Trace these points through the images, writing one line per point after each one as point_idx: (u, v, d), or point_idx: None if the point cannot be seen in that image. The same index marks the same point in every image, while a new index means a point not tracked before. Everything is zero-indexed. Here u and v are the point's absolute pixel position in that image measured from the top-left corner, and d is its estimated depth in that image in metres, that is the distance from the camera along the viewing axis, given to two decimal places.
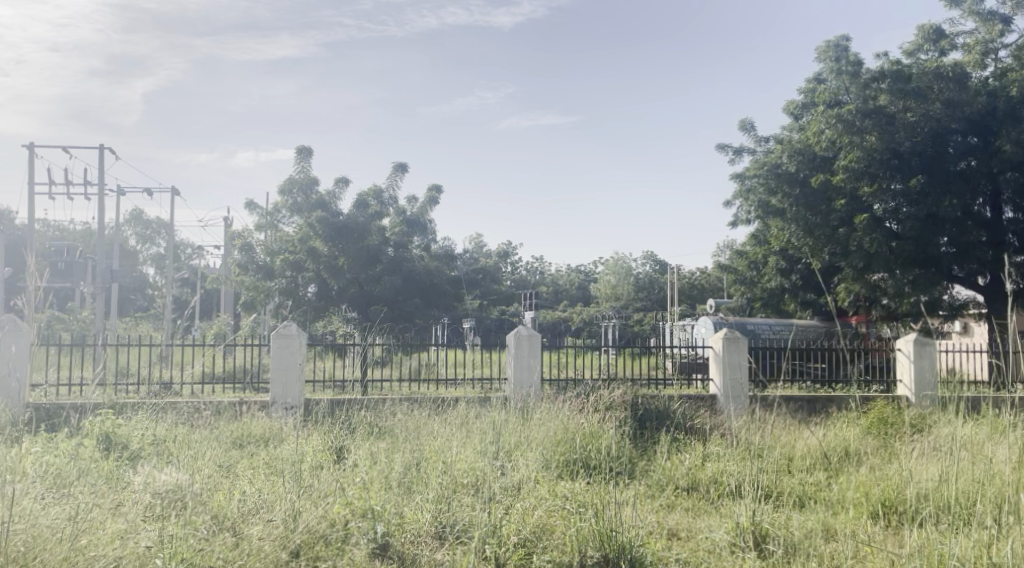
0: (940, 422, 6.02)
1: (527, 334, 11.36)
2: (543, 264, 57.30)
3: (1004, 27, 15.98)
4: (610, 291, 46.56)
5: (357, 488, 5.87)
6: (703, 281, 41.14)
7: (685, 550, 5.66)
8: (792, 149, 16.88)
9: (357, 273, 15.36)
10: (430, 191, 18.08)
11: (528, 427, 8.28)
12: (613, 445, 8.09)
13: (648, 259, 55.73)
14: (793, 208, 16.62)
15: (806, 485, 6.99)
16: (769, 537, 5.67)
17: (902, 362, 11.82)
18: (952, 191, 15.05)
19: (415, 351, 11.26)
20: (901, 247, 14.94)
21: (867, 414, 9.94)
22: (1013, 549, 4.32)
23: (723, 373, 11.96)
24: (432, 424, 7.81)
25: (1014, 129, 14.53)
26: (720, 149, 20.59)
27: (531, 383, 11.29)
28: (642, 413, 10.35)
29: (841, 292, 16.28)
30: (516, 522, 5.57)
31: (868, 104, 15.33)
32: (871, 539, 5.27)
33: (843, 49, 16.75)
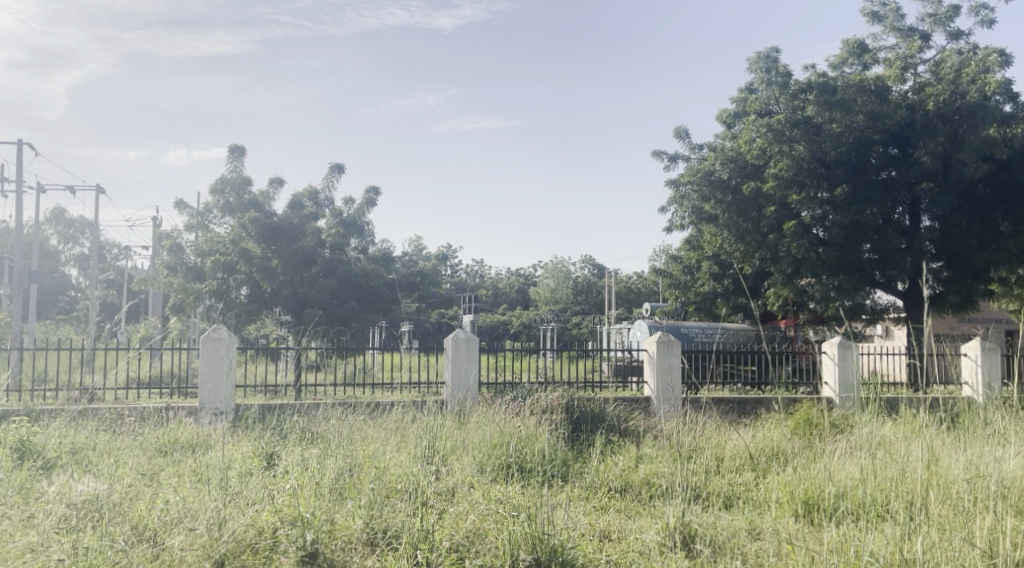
0: (860, 422, 6.24)
1: (465, 337, 11.38)
2: (483, 267, 57.47)
3: (923, 43, 16.76)
4: (549, 295, 46.85)
5: (286, 494, 5.80)
6: (640, 285, 41.78)
7: (616, 551, 5.73)
8: (724, 156, 17.14)
9: (291, 275, 15.09)
10: (367, 192, 17.91)
11: (463, 432, 8.26)
12: (548, 447, 8.16)
13: (586, 263, 56.39)
14: (725, 214, 16.97)
15: (735, 485, 7.18)
16: (696, 536, 5.79)
17: (827, 364, 12.20)
18: (874, 199, 15.59)
19: (352, 354, 11.13)
20: (827, 253, 15.48)
21: (795, 415, 10.20)
22: (925, 543, 4.50)
23: (657, 375, 12.13)
24: (366, 430, 7.76)
25: (931, 141, 15.31)
26: (656, 155, 20.99)
27: (468, 385, 11.30)
28: (577, 416, 10.44)
29: (771, 297, 16.73)
30: (448, 527, 5.57)
31: (797, 114, 15.94)
32: (793, 537, 5.43)
33: (773, 61, 17.21)
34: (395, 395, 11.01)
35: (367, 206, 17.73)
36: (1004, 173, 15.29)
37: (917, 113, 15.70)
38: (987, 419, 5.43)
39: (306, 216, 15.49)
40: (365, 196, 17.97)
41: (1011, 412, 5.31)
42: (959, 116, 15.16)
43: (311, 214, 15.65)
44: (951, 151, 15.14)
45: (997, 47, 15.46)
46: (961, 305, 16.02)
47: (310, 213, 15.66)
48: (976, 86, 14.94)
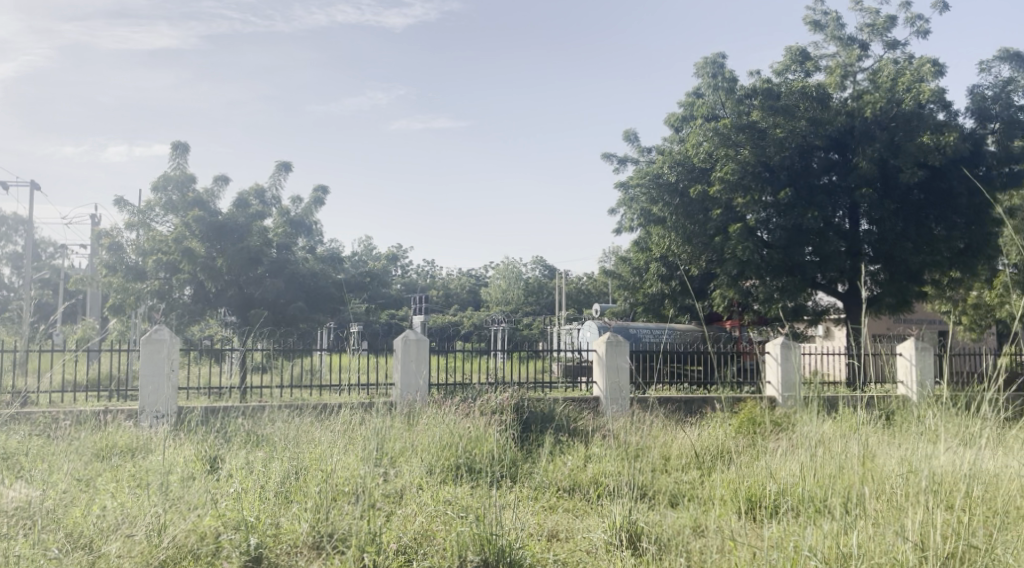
0: (801, 421, 6.39)
1: (414, 338, 11.41)
2: (432, 267, 57.37)
3: (861, 52, 17.22)
4: (500, 295, 46.97)
5: (229, 498, 5.71)
6: (591, 286, 42.14)
7: (563, 550, 5.77)
8: (671, 159, 17.35)
9: (236, 274, 14.81)
10: (316, 191, 17.72)
11: (412, 433, 8.23)
12: (497, 448, 8.17)
13: (537, 263, 56.78)
14: (673, 217, 17.20)
15: (681, 484, 7.30)
16: (643, 535, 5.87)
17: (770, 364, 12.45)
18: (815, 203, 15.98)
19: (300, 356, 11.01)
20: (771, 255, 15.87)
21: (739, 414, 10.39)
22: (860, 538, 4.65)
23: (605, 375, 12.25)
24: (313, 432, 7.68)
25: (870, 147, 15.63)
26: (605, 157, 21.20)
27: (418, 386, 11.34)
28: (527, 416, 10.49)
29: (716, 299, 17.05)
30: (396, 529, 5.55)
31: (742, 119, 16.20)
32: (736, 532, 5.54)
33: (720, 66, 17.50)
34: (344, 397, 10.92)
35: (315, 205, 17.55)
36: (938, 179, 15.78)
37: (855, 119, 15.99)
38: (919, 417, 5.59)
39: (252, 214, 15.27)
40: (313, 195, 17.78)
41: (942, 408, 5.52)
42: (896, 123, 15.67)
43: (257, 213, 15.43)
44: (888, 157, 15.55)
45: (931, 58, 15.88)
46: (897, 306, 16.54)
47: (256, 211, 15.43)
48: (912, 95, 15.45)
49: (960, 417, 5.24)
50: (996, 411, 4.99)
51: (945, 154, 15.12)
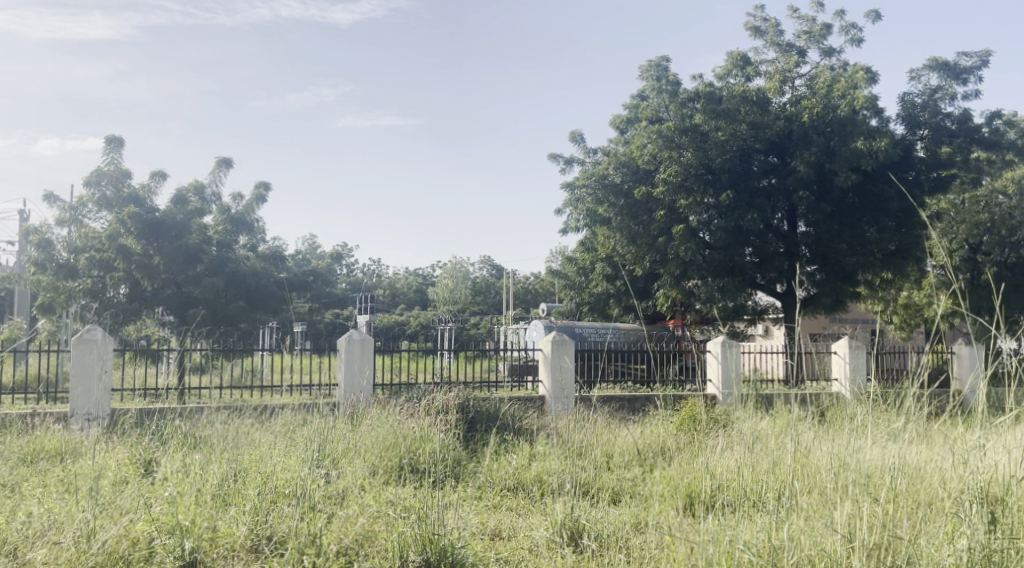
0: (740, 418, 6.47)
1: (359, 338, 11.33)
2: (379, 267, 57.04)
3: (799, 58, 17.66)
4: (447, 294, 46.86)
5: (164, 502, 5.59)
6: (538, 285, 42.32)
7: (506, 549, 5.80)
8: (616, 161, 17.53)
9: (173, 272, 14.51)
10: (257, 188, 17.42)
11: (356, 433, 8.18)
12: (441, 447, 8.16)
13: (485, 263, 56.88)
14: (618, 218, 17.36)
15: (623, 481, 7.40)
16: (583, 531, 5.93)
17: (711, 363, 12.66)
18: (755, 205, 16.27)
19: (241, 356, 10.82)
20: (711, 255, 16.22)
21: (680, 412, 10.54)
22: (792, 532, 4.77)
23: (550, 374, 12.31)
24: (254, 434, 7.57)
25: (807, 151, 15.98)
26: (552, 158, 21.34)
27: (362, 386, 11.26)
28: (472, 415, 10.47)
29: (661, 299, 17.36)
30: (337, 531, 5.53)
31: (685, 122, 16.45)
32: (673, 528, 5.64)
33: (664, 69, 17.69)
34: (286, 397, 10.76)
35: (257, 202, 17.27)
36: (870, 184, 16.28)
37: (793, 123, 16.38)
38: (848, 413, 5.74)
39: (191, 212, 14.97)
40: (255, 192, 17.49)
41: (867, 404, 5.71)
42: (831, 128, 16.07)
43: (196, 210, 15.12)
44: (824, 161, 15.93)
45: (864, 65, 16.35)
46: (832, 306, 17.08)
47: (195, 208, 15.11)
48: (847, 101, 15.87)
49: (885, 412, 5.40)
50: (918, 406, 5.16)
51: (876, 158, 15.65)
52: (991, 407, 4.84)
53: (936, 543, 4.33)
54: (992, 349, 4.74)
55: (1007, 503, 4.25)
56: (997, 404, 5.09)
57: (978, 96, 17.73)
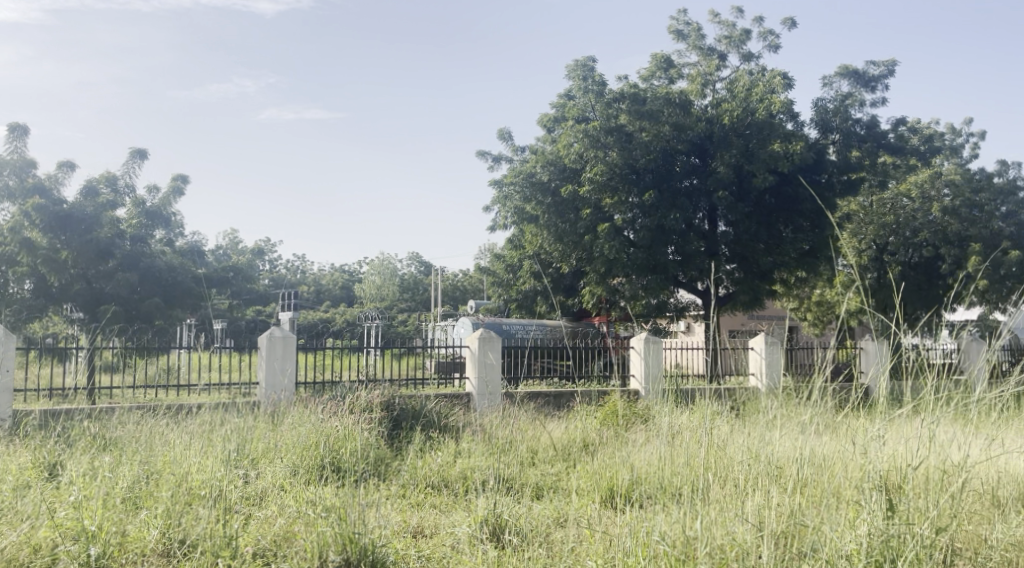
0: (660, 412, 6.60)
1: (281, 336, 11.14)
2: (304, 263, 56.14)
3: (720, 62, 18.11)
4: (374, 292, 46.48)
5: (70, 507, 5.40)
6: (466, 283, 42.25)
7: (427, 547, 5.76)
8: (544, 159, 17.67)
9: (83, 267, 14.00)
10: (174, 180, 16.92)
11: (277, 433, 8.04)
12: (363, 445, 8.05)
13: (413, 259, 56.65)
14: (545, 216, 17.47)
15: (547, 476, 7.46)
16: (506, 527, 5.95)
17: (635, 359, 12.85)
18: (678, 205, 16.57)
19: (157, 354, 10.48)
20: (635, 254, 16.47)
21: (604, 408, 10.65)
22: (706, 524, 4.88)
23: (476, 371, 12.31)
24: (168, 435, 7.35)
25: (728, 153, 16.40)
26: (480, 155, 21.34)
27: (284, 386, 11.06)
28: (398, 413, 10.37)
29: (586, 296, 17.75)
30: (255, 533, 5.45)
31: (610, 122, 16.64)
32: (593, 523, 5.73)
33: (590, 70, 17.86)
34: (204, 397, 10.47)
35: (174, 195, 16.76)
36: (786, 186, 16.85)
37: (713, 126, 16.76)
38: (761, 407, 5.90)
39: (103, 204, 14.42)
40: (171, 183, 16.98)
41: (778, 397, 5.90)
42: (750, 131, 16.56)
43: (108, 202, 14.58)
44: (743, 162, 16.36)
45: (781, 71, 16.89)
46: (750, 304, 17.55)
47: (107, 200, 14.57)
48: (765, 105, 16.39)
49: (795, 405, 5.59)
50: (824, 399, 5.36)
51: (792, 160, 16.15)
52: (891, 401, 5.06)
53: (838, 530, 4.49)
54: (891, 344, 4.98)
55: (904, 491, 4.44)
56: (896, 397, 5.34)
57: (885, 103, 18.50)
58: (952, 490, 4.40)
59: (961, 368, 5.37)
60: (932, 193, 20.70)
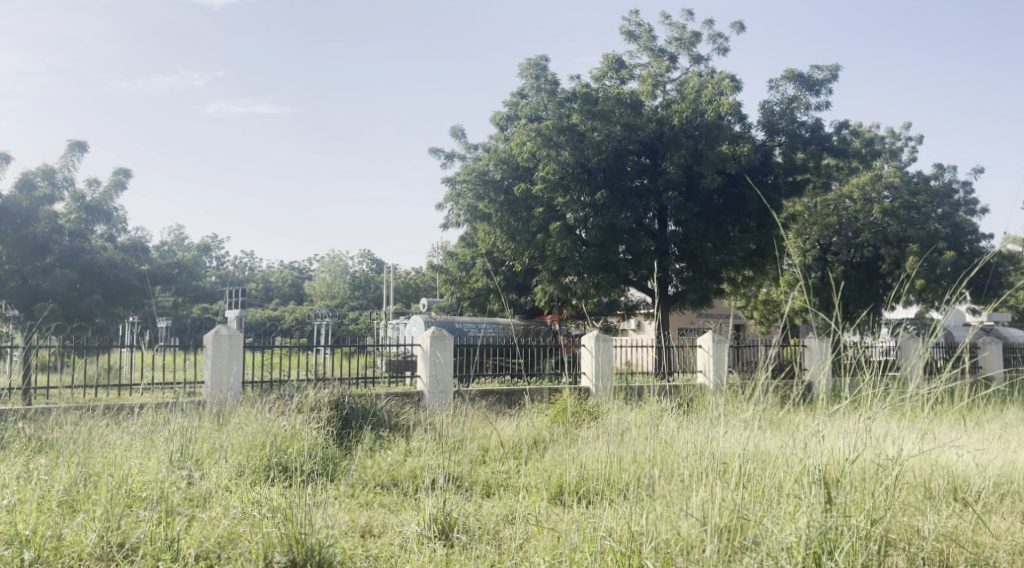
0: (610, 410, 6.65)
1: (227, 334, 10.97)
2: (252, 260, 55.29)
3: (670, 64, 18.35)
4: (325, 290, 46.02)
5: (2, 511, 5.24)
6: (419, 281, 42.10)
7: (376, 546, 5.70)
8: (497, 157, 17.84)
9: (18, 263, 13.59)
10: (115, 174, 16.50)
11: (223, 433, 7.91)
12: (310, 445, 7.93)
13: (365, 257, 56.25)
14: (498, 214, 17.45)
15: (498, 472, 7.47)
16: (455, 525, 5.94)
17: (586, 356, 12.91)
18: (628, 205, 16.71)
19: (99, 352, 10.20)
20: (586, 253, 16.57)
21: (555, 405, 10.67)
22: (651, 520, 4.93)
23: (428, 369, 12.25)
24: (108, 436, 7.18)
25: (677, 154, 16.55)
26: (433, 152, 21.23)
27: (231, 385, 10.88)
28: (348, 412, 10.25)
29: (539, 294, 17.75)
30: (197, 534, 5.35)
31: (563, 121, 16.65)
32: (541, 520, 5.75)
33: (542, 69, 17.90)
34: (146, 396, 10.23)
35: (115, 189, 16.35)
36: (733, 186, 17.10)
37: (663, 127, 16.94)
38: (708, 403, 5.98)
39: (40, 198, 14.00)
40: (113, 178, 16.57)
41: (724, 393, 5.97)
42: (699, 132, 16.77)
43: (45, 195, 14.15)
44: (692, 163, 16.56)
45: (729, 73, 17.17)
46: (699, 302, 17.79)
47: (44, 194, 14.14)
48: (713, 106, 16.64)
49: (740, 401, 5.68)
50: (767, 395, 5.45)
51: (739, 162, 16.40)
52: (831, 396, 5.17)
53: (779, 522, 4.57)
54: (832, 341, 5.10)
55: (841, 484, 4.54)
56: (836, 393, 5.44)
57: (829, 107, 18.89)
58: (887, 482, 4.52)
59: (897, 364, 5.50)
60: (873, 195, 21.75)
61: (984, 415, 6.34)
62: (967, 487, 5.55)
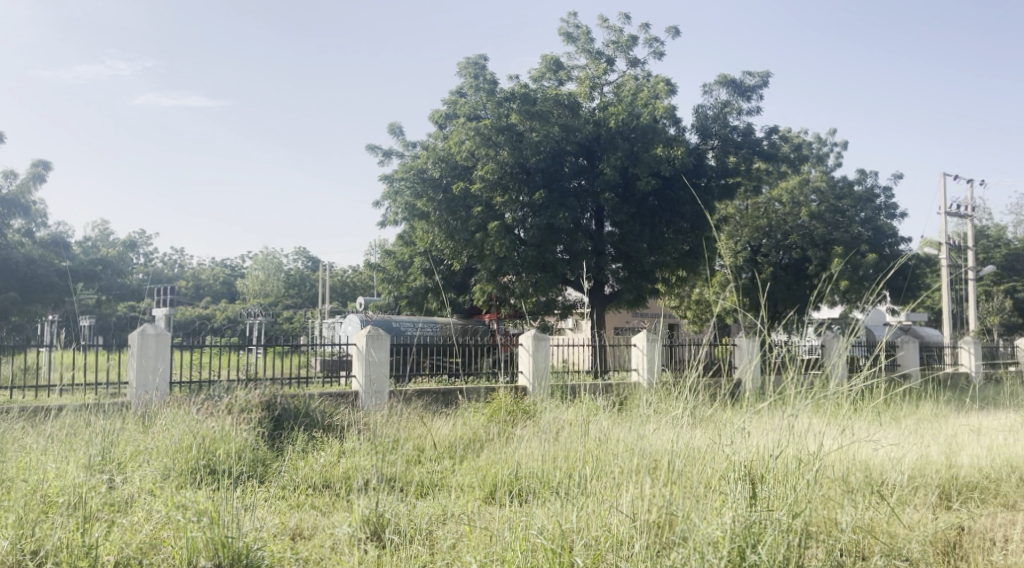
0: (546, 409, 6.67)
1: (154, 333, 10.66)
2: (182, 256, 53.91)
3: (608, 67, 18.54)
4: (258, 288, 45.22)
5: None
6: (355, 279, 41.70)
7: (306, 548, 5.60)
8: (435, 156, 17.60)
9: None
10: (34, 167, 15.88)
11: (147, 436, 7.67)
12: (239, 447, 7.76)
13: (299, 255, 55.54)
14: (436, 213, 17.28)
15: (434, 472, 7.44)
16: (387, 527, 5.87)
17: (523, 355, 12.93)
18: (566, 205, 16.83)
19: (16, 352, 9.81)
20: (524, 253, 16.61)
21: (492, 404, 10.63)
22: (582, 519, 4.95)
23: (364, 368, 12.10)
24: (23, 440, 6.90)
25: (614, 156, 16.69)
26: (370, 149, 20.98)
27: (157, 385, 10.57)
28: (279, 413, 10.05)
29: (477, 293, 17.70)
30: (118, 540, 5.18)
31: (501, 121, 16.60)
32: (475, 520, 5.73)
33: (481, 68, 17.90)
34: (67, 398, 9.85)
35: (33, 182, 15.78)
36: (668, 189, 17.34)
37: (600, 128, 17.11)
38: (641, 401, 6.06)
39: None
40: (31, 169, 15.95)
41: (656, 391, 6.04)
42: (635, 135, 16.97)
43: None
44: (628, 165, 16.76)
45: (665, 77, 17.46)
46: (634, 302, 18.01)
47: None
48: (648, 110, 16.92)
49: (671, 398, 5.76)
50: (696, 392, 5.54)
51: (674, 164, 16.65)
52: (757, 394, 5.29)
53: (706, 517, 4.64)
54: (758, 340, 5.21)
55: (765, 480, 4.63)
56: (763, 391, 5.56)
57: (759, 113, 19.35)
58: (809, 476, 4.63)
59: (821, 363, 5.66)
60: (801, 199, 22.42)
61: (900, 413, 6.58)
62: (883, 481, 5.75)
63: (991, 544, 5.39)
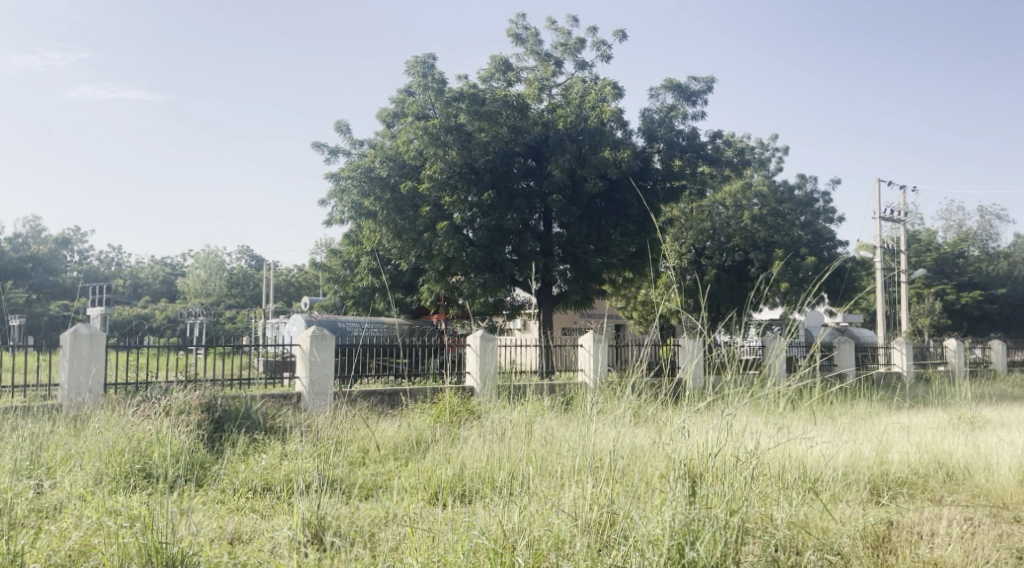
0: (491, 410, 6.65)
1: (87, 333, 10.36)
2: (120, 254, 52.50)
3: (556, 69, 18.66)
4: (199, 286, 44.32)
5: None
6: (299, 279, 41.18)
7: (244, 553, 5.47)
8: (383, 155, 17.46)
9: None
10: None
11: (80, 440, 7.41)
12: (177, 450, 7.56)
13: (242, 253, 54.56)
14: (383, 212, 17.11)
15: (379, 473, 7.37)
16: (328, 530, 5.77)
17: (468, 357, 12.90)
18: (514, 206, 16.87)
19: None
20: (472, 253, 16.56)
21: (439, 405, 10.57)
22: (524, 519, 4.92)
23: (308, 368, 11.93)
24: None
25: (562, 158, 16.79)
26: (316, 147, 20.71)
27: (90, 387, 10.27)
28: (219, 415, 9.84)
29: (424, 293, 17.60)
30: (46, 547, 5.00)
31: (450, 121, 16.50)
32: (417, 521, 5.66)
33: (429, 65, 17.63)
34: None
35: None
36: (615, 191, 17.48)
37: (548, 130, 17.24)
38: (585, 401, 6.09)
39: None
40: None
41: (599, 391, 6.06)
42: (582, 137, 17.13)
43: None
44: (576, 167, 16.88)
45: (612, 80, 17.61)
46: (580, 303, 18.10)
47: None
48: (596, 113, 17.05)
49: (615, 397, 5.80)
50: (639, 391, 5.59)
51: (620, 167, 16.78)
52: (698, 394, 5.35)
53: (647, 514, 4.67)
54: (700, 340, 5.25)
55: (704, 478, 4.67)
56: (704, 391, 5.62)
57: (704, 117, 19.63)
58: (746, 474, 4.70)
59: (760, 363, 5.76)
60: (743, 202, 22.92)
61: (836, 412, 6.73)
62: (818, 478, 5.87)
63: (918, 538, 5.55)
